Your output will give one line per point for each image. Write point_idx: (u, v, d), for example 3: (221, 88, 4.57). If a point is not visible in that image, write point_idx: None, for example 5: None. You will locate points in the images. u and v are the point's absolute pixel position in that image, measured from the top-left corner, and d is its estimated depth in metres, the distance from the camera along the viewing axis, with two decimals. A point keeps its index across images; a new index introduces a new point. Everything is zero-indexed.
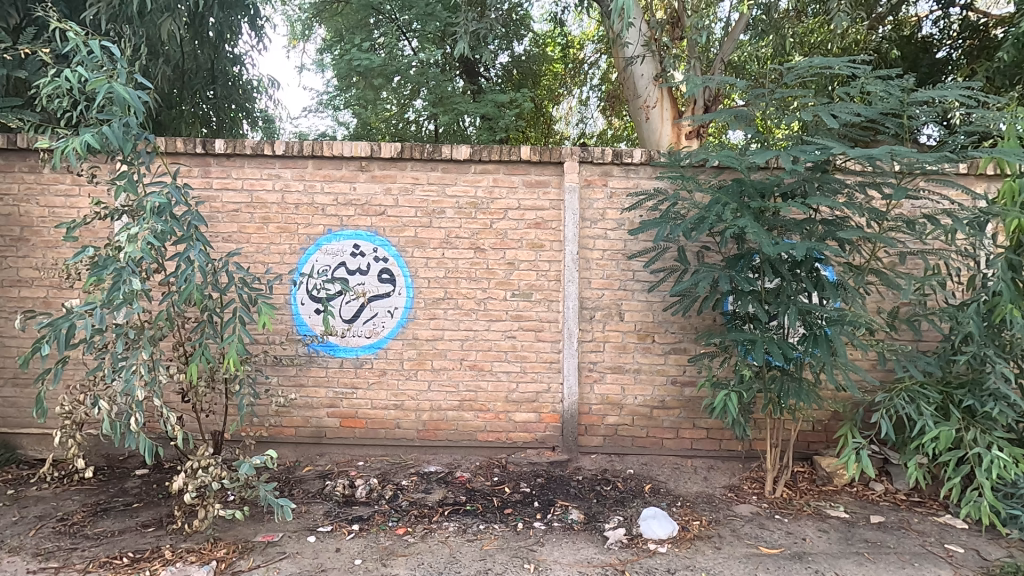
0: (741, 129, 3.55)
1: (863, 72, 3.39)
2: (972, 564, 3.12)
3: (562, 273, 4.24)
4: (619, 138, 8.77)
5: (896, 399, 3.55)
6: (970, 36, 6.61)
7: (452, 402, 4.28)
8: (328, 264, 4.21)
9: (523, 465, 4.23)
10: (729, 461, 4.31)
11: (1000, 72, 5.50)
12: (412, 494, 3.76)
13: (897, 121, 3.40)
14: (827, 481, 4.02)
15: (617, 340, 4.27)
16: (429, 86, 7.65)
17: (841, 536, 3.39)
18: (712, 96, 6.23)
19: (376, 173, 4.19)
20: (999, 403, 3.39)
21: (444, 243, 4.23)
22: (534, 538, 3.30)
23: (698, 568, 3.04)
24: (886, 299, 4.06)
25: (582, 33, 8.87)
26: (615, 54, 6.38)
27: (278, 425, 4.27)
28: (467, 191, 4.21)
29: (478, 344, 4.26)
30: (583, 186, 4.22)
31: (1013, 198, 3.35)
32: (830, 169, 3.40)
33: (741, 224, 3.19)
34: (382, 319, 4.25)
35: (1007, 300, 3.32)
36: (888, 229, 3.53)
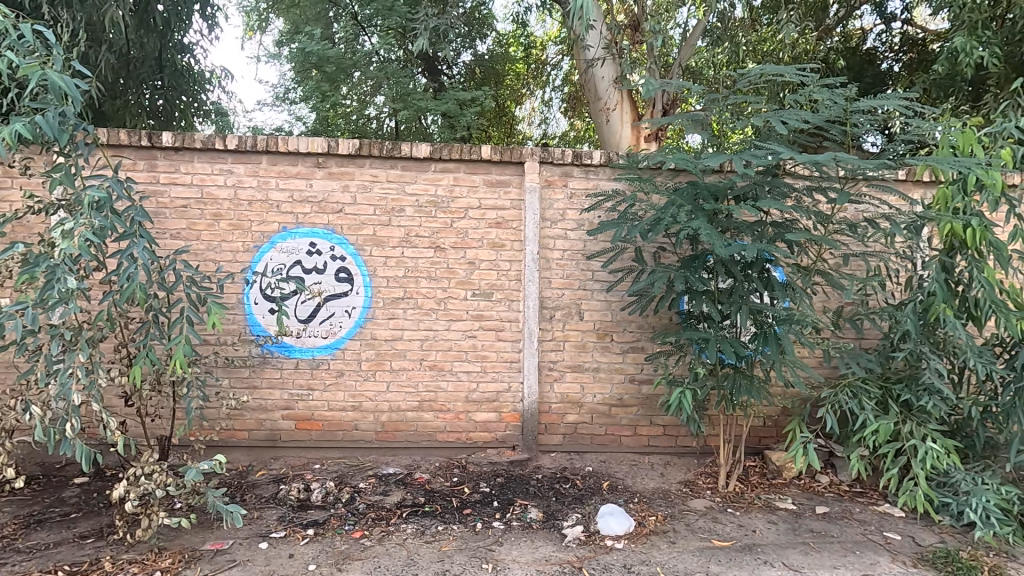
0: (697, 133, 3.74)
1: (811, 79, 3.52)
2: (908, 550, 3.28)
3: (522, 273, 4.26)
4: (582, 138, 8.98)
5: (840, 395, 3.73)
6: (910, 50, 6.97)
7: (412, 403, 4.23)
8: (283, 263, 4.10)
9: (483, 465, 4.21)
10: (685, 457, 4.43)
11: (936, 84, 5.82)
12: (369, 497, 3.70)
13: (842, 128, 3.55)
14: (777, 475, 4.16)
15: (576, 339, 4.31)
16: (390, 83, 7.51)
17: (789, 527, 3.52)
18: (670, 99, 6.32)
19: (333, 170, 4.11)
20: (933, 397, 3.59)
21: (403, 242, 4.18)
22: (492, 538, 3.29)
23: (654, 562, 3.10)
24: (832, 299, 4.23)
25: (545, 34, 8.87)
26: (577, 56, 6.43)
27: (230, 429, 4.13)
28: (427, 189, 4.17)
29: (437, 345, 4.23)
30: (543, 186, 4.25)
31: (946, 203, 3.63)
32: (779, 173, 3.53)
33: (695, 226, 3.28)
34: (339, 319, 4.16)
35: (941, 300, 3.54)
36: (833, 231, 3.67)
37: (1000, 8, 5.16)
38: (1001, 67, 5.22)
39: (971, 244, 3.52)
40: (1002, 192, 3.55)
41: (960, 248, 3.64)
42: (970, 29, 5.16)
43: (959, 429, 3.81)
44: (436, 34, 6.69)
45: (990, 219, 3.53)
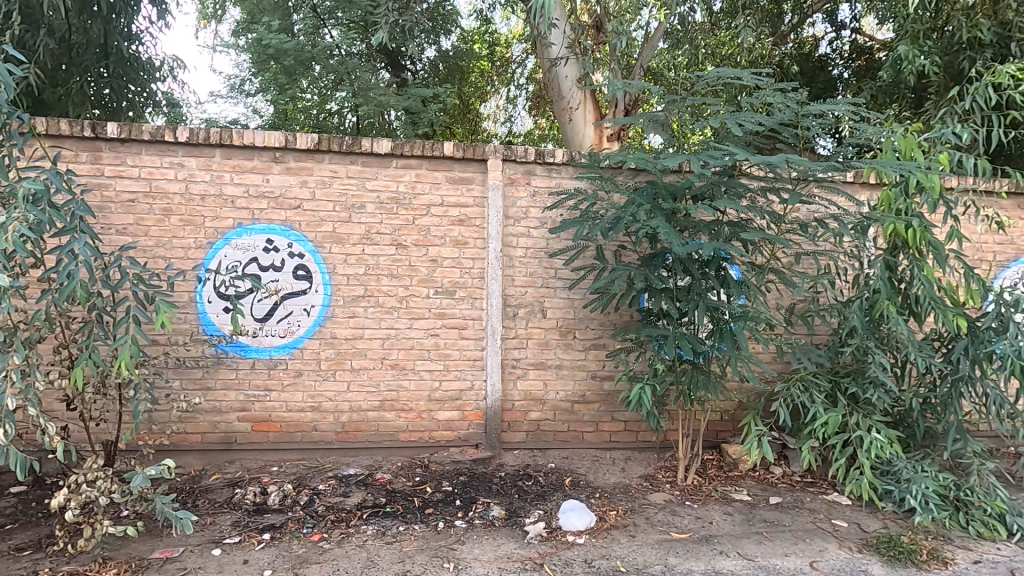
0: (655, 132, 3.78)
1: (766, 83, 3.63)
2: (854, 536, 3.43)
3: (485, 271, 4.25)
4: (546, 136, 9.02)
5: (792, 389, 3.87)
6: (858, 58, 7.27)
7: (373, 402, 4.17)
8: (238, 260, 3.97)
9: (446, 463, 4.18)
10: (645, 452, 4.51)
11: (882, 91, 6.09)
12: (329, 498, 3.63)
13: (794, 131, 3.68)
14: (733, 467, 4.29)
15: (539, 337, 4.33)
16: (351, 79, 7.42)
17: (744, 518, 3.62)
18: (632, 100, 6.41)
19: (291, 165, 4.00)
20: (877, 390, 3.76)
21: (363, 239, 4.11)
22: (454, 537, 3.28)
23: (614, 556, 3.13)
24: (784, 296, 4.38)
25: (509, 32, 8.85)
26: (541, 55, 6.44)
27: (182, 432, 3.98)
28: (388, 186, 4.11)
29: (399, 343, 4.18)
30: (506, 184, 4.25)
31: (890, 205, 3.81)
32: (735, 174, 3.63)
33: (654, 225, 3.34)
34: (298, 318, 4.06)
35: (885, 297, 3.71)
36: (785, 231, 3.79)
37: (940, 19, 5.46)
38: (941, 76, 5.50)
39: (913, 244, 3.72)
40: (940, 194, 3.75)
41: (902, 248, 3.83)
42: (912, 38, 5.44)
43: (901, 420, 4.00)
44: (399, 30, 6.61)
45: (929, 220, 3.73)
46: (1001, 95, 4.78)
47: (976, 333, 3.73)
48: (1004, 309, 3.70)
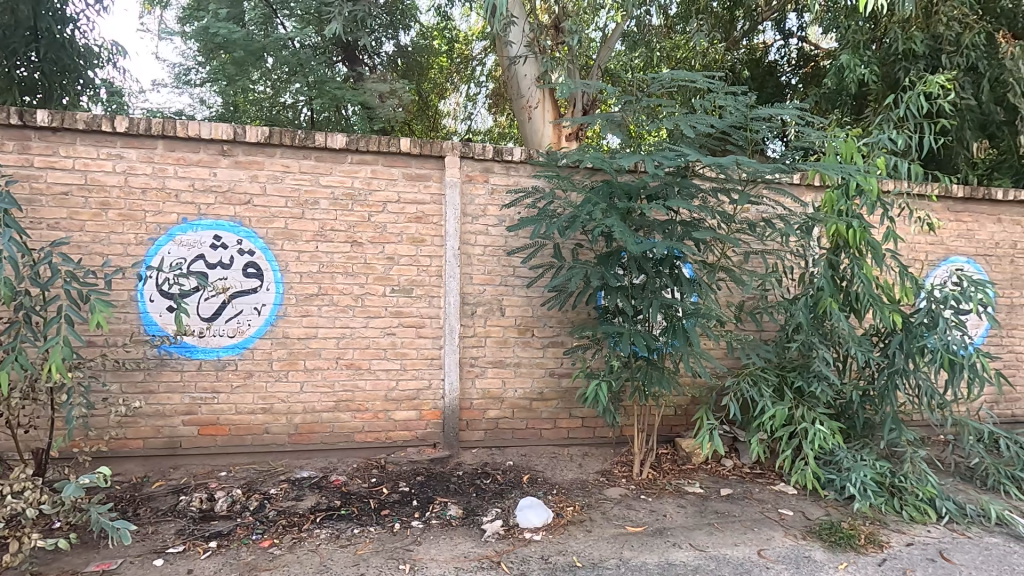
0: (611, 132, 3.83)
1: (717, 87, 3.73)
2: (798, 524, 3.57)
3: (443, 268, 4.21)
4: (506, 134, 9.06)
5: (742, 383, 4.01)
6: (805, 65, 7.58)
7: (328, 403, 4.07)
8: (183, 257, 3.80)
9: (402, 464, 4.12)
10: (602, 447, 4.58)
11: (826, 98, 6.33)
12: (280, 503, 3.52)
13: (744, 133, 3.80)
14: (687, 461, 4.40)
15: (497, 335, 4.33)
16: (305, 72, 7.22)
17: (696, 510, 3.72)
18: (589, 100, 6.47)
19: (240, 159, 3.86)
20: (821, 383, 3.93)
21: (317, 235, 4.00)
22: (410, 538, 3.24)
23: (570, 552, 3.16)
24: (734, 294, 4.52)
25: (470, 29, 8.70)
26: (500, 53, 6.44)
27: (121, 438, 3.78)
28: (343, 181, 4.02)
29: (355, 343, 4.09)
30: (464, 182, 4.24)
31: (832, 206, 3.99)
32: (689, 174, 3.71)
33: (609, 223, 3.38)
34: (248, 317, 3.92)
35: (827, 295, 3.89)
36: (736, 230, 3.91)
37: (879, 30, 5.76)
38: (879, 85, 5.78)
39: (853, 243, 3.91)
40: (878, 197, 3.95)
41: (844, 247, 4.02)
42: (854, 48, 5.69)
43: (843, 412, 4.19)
44: (353, 21, 6.48)
45: (868, 221, 3.92)
46: (933, 104, 5.06)
47: (910, 327, 3.95)
48: (935, 305, 3.94)
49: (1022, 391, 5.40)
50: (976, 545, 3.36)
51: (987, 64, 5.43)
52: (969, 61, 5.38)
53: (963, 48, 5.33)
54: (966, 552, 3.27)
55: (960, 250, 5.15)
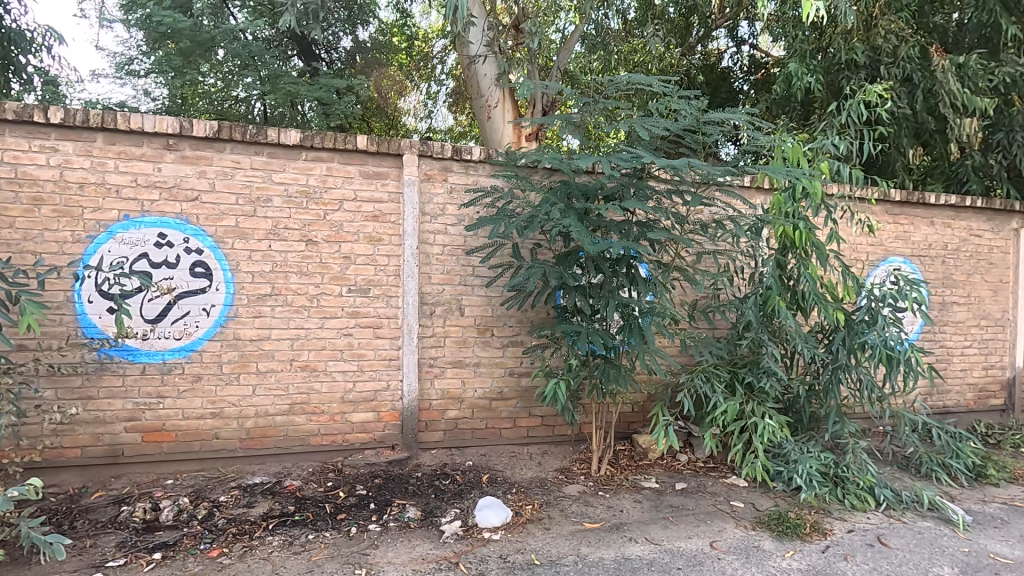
0: (569, 133, 3.87)
1: (671, 91, 3.82)
2: (749, 516, 3.69)
3: (401, 268, 4.16)
4: (466, 134, 9.05)
5: (696, 380, 4.13)
6: (756, 72, 7.84)
7: (281, 406, 3.96)
8: (125, 256, 3.63)
9: (360, 467, 4.05)
10: (561, 445, 4.62)
11: (775, 103, 6.60)
12: (231, 510, 3.41)
13: (697, 136, 3.90)
14: (643, 457, 4.49)
15: (456, 334, 4.31)
16: (257, 65, 7.03)
17: (652, 504, 3.80)
18: (549, 101, 6.50)
19: (186, 154, 3.71)
20: (769, 379, 4.09)
21: (270, 234, 3.89)
22: (367, 541, 3.19)
23: (529, 550, 3.18)
24: (689, 293, 4.64)
25: (430, 27, 8.64)
26: (459, 52, 6.41)
27: (57, 447, 3.57)
28: (297, 179, 3.92)
29: (310, 344, 3.99)
30: (422, 180, 4.20)
31: (780, 208, 4.16)
32: (645, 175, 3.78)
33: (566, 223, 3.42)
34: (195, 318, 3.77)
35: (775, 293, 4.04)
36: (689, 231, 4.01)
37: (824, 40, 6.04)
38: (824, 92, 6.07)
39: (799, 243, 4.08)
40: (821, 200, 4.14)
41: (790, 248, 4.19)
42: (801, 57, 5.96)
43: (790, 406, 4.38)
44: (305, 14, 6.31)
45: (813, 222, 4.10)
46: (872, 112, 5.34)
47: (851, 324, 4.14)
48: (874, 303, 4.15)
49: (952, 383, 5.76)
50: (911, 530, 3.55)
51: (921, 75, 5.74)
52: (905, 72, 5.71)
53: (900, 60, 5.67)
54: (902, 537, 3.46)
55: (898, 251, 5.44)
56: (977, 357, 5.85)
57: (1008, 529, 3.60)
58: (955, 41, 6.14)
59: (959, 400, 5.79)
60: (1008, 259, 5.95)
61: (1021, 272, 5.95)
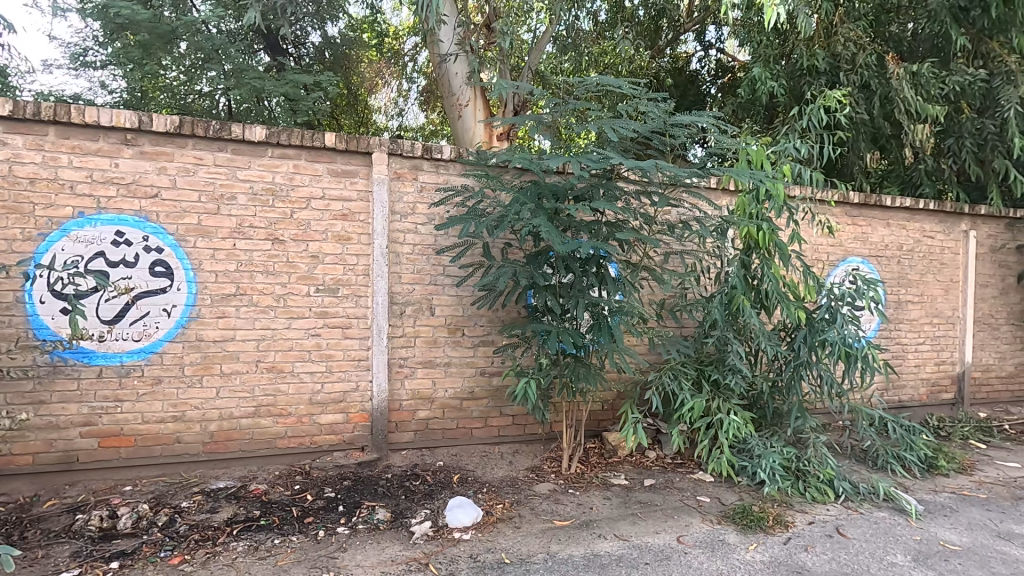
0: (540, 134, 3.89)
1: (639, 93, 3.88)
2: (714, 510, 3.78)
3: (370, 267, 4.12)
4: (438, 132, 9.02)
5: (664, 377, 4.22)
6: (723, 75, 8.01)
7: (247, 409, 3.87)
8: (79, 255, 3.49)
9: (328, 469, 3.99)
10: (532, 444, 4.65)
11: (741, 107, 6.75)
12: (193, 516, 3.32)
13: (664, 138, 3.97)
14: (613, 454, 4.55)
15: (427, 334, 4.29)
16: (221, 58, 6.83)
17: (621, 501, 3.85)
18: (520, 101, 6.52)
19: (146, 149, 3.59)
20: (734, 376, 4.19)
21: (235, 232, 3.80)
22: (335, 544, 3.14)
23: (499, 549, 3.18)
24: (657, 292, 4.72)
25: (400, 23, 8.55)
26: (430, 50, 6.36)
27: (7, 454, 3.41)
28: (263, 176, 3.84)
29: (277, 345, 3.91)
30: (392, 179, 4.16)
31: (744, 210, 4.27)
32: (614, 177, 3.82)
33: (536, 223, 3.44)
34: (155, 319, 3.66)
35: (740, 292, 4.14)
36: (658, 231, 4.08)
37: (787, 46, 6.20)
38: (786, 97, 6.24)
39: (763, 244, 4.20)
40: (784, 201, 4.26)
41: (755, 248, 4.31)
42: (765, 62, 6.12)
43: (754, 402, 4.49)
44: (272, 8, 6.18)
45: (776, 224, 4.22)
46: (831, 117, 5.53)
47: (813, 323, 4.27)
48: (834, 302, 4.29)
49: (906, 378, 6.00)
50: (867, 520, 3.69)
51: (878, 82, 5.94)
52: (863, 79, 5.91)
53: (858, 67, 5.86)
54: (859, 527, 3.59)
55: (856, 251, 5.64)
56: (930, 354, 6.11)
57: (957, 517, 3.77)
58: (909, 50, 6.39)
59: (913, 395, 6.04)
60: (958, 259, 6.23)
61: (970, 272, 6.24)
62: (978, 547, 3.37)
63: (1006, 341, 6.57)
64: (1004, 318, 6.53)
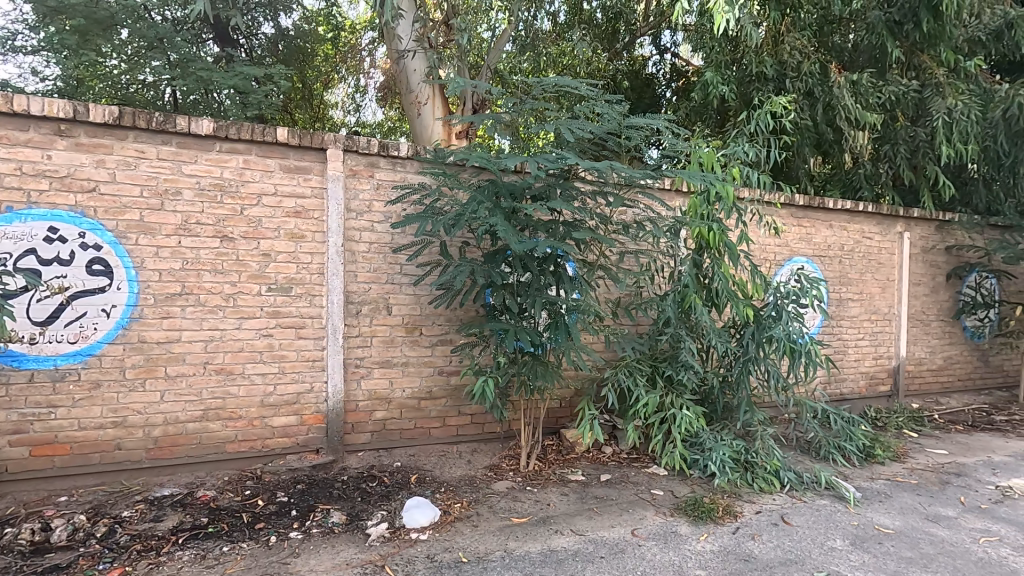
0: (497, 133, 3.89)
1: (594, 94, 3.94)
2: (668, 503, 3.88)
3: (325, 266, 4.03)
4: (396, 129, 8.92)
5: (619, 374, 4.31)
6: (678, 79, 8.17)
7: (194, 413, 3.73)
8: (7, 252, 3.28)
9: (281, 473, 3.89)
10: (491, 442, 4.66)
11: (694, 111, 6.95)
12: (135, 526, 3.17)
13: (620, 140, 4.04)
14: (570, 450, 4.62)
15: (383, 333, 4.24)
16: (165, 47, 6.61)
17: (578, 496, 3.91)
18: (479, 100, 6.48)
19: (82, 141, 3.40)
20: (687, 372, 4.32)
21: (180, 229, 3.64)
22: (288, 550, 3.07)
23: (457, 548, 3.18)
24: (613, 291, 4.81)
25: (357, 17, 8.41)
26: (387, 46, 6.28)
27: None
28: (210, 171, 3.70)
29: (226, 346, 3.78)
30: (347, 176, 4.09)
31: (695, 211, 4.41)
32: (570, 177, 3.87)
33: (493, 222, 3.44)
34: (93, 320, 3.48)
35: (692, 291, 4.28)
36: (614, 231, 4.15)
37: (738, 53, 6.40)
38: (736, 102, 6.45)
39: (713, 244, 4.34)
40: (733, 203, 4.41)
41: (706, 248, 4.45)
42: (716, 68, 6.32)
43: (706, 397, 4.64)
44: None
45: (726, 224, 4.37)
46: (777, 122, 5.77)
47: (760, 320, 4.45)
48: (779, 300, 4.47)
49: (847, 372, 6.32)
50: (810, 508, 3.87)
51: (821, 90, 6.17)
52: (807, 86, 6.18)
53: (803, 74, 6.12)
54: (802, 515, 3.76)
55: (801, 251, 5.90)
56: (868, 349, 6.45)
57: (891, 503, 4.00)
58: (850, 60, 6.67)
59: (853, 387, 6.36)
60: (894, 259, 6.60)
61: (905, 272, 6.61)
62: (909, 530, 3.59)
63: (937, 336, 7.00)
64: (935, 315, 6.96)
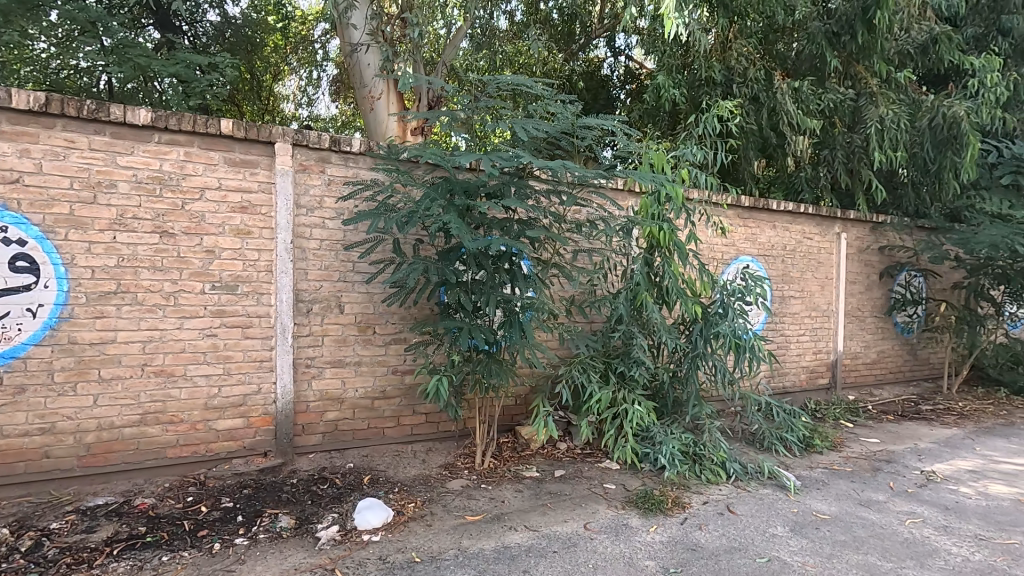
0: (452, 130, 3.87)
1: (547, 94, 3.97)
2: (620, 496, 3.97)
3: (273, 264, 3.92)
4: (350, 124, 8.74)
5: (573, 371, 4.39)
6: (631, 82, 8.34)
7: (131, 417, 3.54)
8: None
9: (226, 477, 3.76)
10: (446, 441, 4.63)
11: (646, 114, 7.12)
12: (65, 538, 2.99)
13: (573, 139, 4.09)
14: (525, 447, 4.65)
15: (335, 333, 4.15)
16: (98, 32, 6.19)
17: (532, 493, 3.94)
18: (436, 97, 6.42)
19: (3, 128, 3.17)
20: (638, 367, 4.42)
21: (115, 223, 3.46)
22: (233, 557, 2.96)
23: (410, 548, 3.15)
24: (568, 288, 4.87)
25: (309, 7, 8.19)
26: (341, 39, 6.14)
27: None
28: (148, 163, 3.52)
29: (166, 346, 3.61)
30: (297, 171, 3.98)
31: (647, 211, 4.52)
32: (524, 175, 3.89)
33: (447, 219, 3.43)
34: (16, 321, 3.25)
35: (643, 289, 4.41)
36: (568, 230, 4.20)
37: (688, 57, 6.59)
38: (686, 105, 6.64)
39: (663, 243, 4.47)
40: (682, 203, 4.54)
41: (657, 247, 4.58)
42: (668, 71, 6.49)
43: (657, 393, 4.76)
44: None
45: (675, 224, 4.50)
46: (724, 126, 5.99)
47: (708, 317, 4.58)
48: (726, 297, 4.64)
49: (789, 366, 6.62)
50: (753, 497, 4.03)
51: (765, 96, 6.47)
52: (753, 92, 6.43)
53: (749, 81, 6.38)
54: (746, 504, 3.91)
55: (746, 250, 6.13)
56: (809, 344, 6.77)
57: (827, 490, 4.22)
58: (793, 67, 6.90)
59: (795, 381, 6.66)
60: (832, 259, 6.95)
61: (842, 271, 6.98)
62: (844, 515, 3.79)
63: (871, 331, 7.42)
64: (869, 311, 7.37)
